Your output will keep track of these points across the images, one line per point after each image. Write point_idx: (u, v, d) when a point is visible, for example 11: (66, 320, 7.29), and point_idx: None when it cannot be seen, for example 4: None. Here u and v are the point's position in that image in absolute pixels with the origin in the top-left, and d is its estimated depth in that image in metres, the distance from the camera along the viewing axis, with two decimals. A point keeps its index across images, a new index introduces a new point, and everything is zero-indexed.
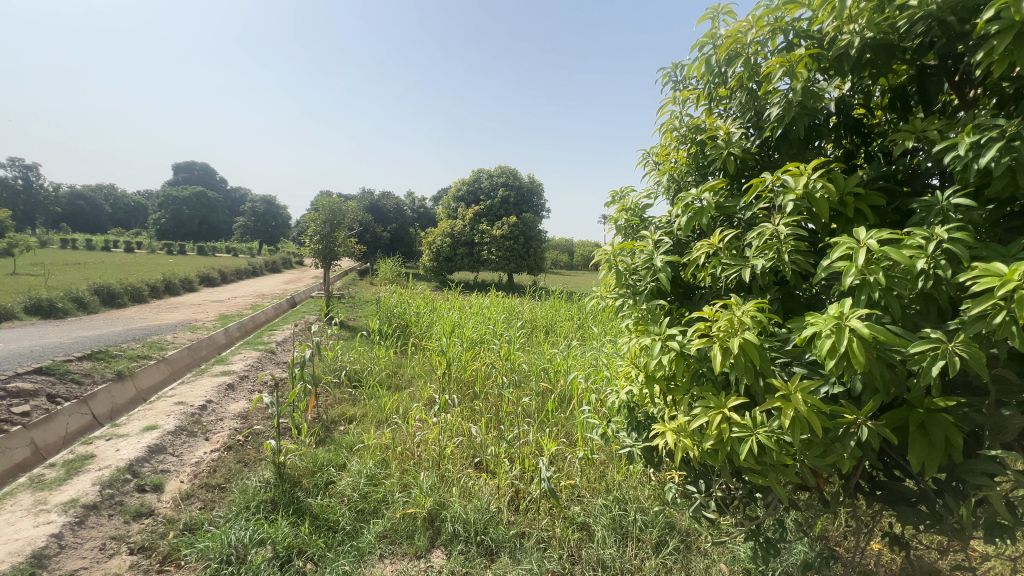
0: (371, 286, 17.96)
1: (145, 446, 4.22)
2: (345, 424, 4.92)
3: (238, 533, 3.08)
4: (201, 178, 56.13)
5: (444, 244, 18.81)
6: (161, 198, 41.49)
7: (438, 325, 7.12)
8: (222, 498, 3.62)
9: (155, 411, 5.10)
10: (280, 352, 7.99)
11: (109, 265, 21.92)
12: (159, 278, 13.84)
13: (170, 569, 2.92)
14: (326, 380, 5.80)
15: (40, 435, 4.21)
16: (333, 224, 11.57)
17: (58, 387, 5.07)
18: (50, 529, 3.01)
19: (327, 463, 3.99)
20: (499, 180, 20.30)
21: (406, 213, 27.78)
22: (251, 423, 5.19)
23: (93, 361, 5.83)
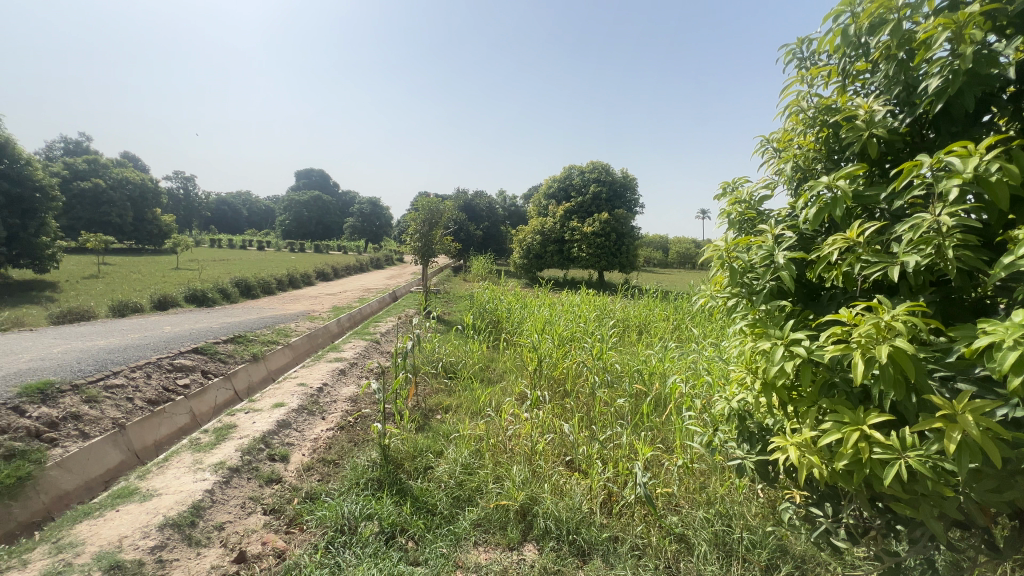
0: (464, 282, 18.69)
1: (275, 421, 4.79)
2: (442, 413, 5.18)
3: (351, 506, 3.37)
4: (319, 183, 62.43)
5: (535, 242, 18.98)
6: (285, 202, 46.88)
7: (528, 320, 7.21)
8: (336, 473, 3.99)
9: (283, 390, 5.76)
10: (385, 341, 8.62)
11: (247, 261, 25.29)
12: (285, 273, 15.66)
13: (295, 531, 3.28)
14: (424, 370, 6.15)
15: (196, 405, 5.08)
16: (431, 222, 12.20)
17: (210, 364, 5.96)
18: (205, 485, 3.53)
19: (426, 449, 4.21)
20: (591, 176, 19.94)
21: (498, 211, 28.43)
22: (360, 406, 5.69)
23: (235, 344, 6.75)
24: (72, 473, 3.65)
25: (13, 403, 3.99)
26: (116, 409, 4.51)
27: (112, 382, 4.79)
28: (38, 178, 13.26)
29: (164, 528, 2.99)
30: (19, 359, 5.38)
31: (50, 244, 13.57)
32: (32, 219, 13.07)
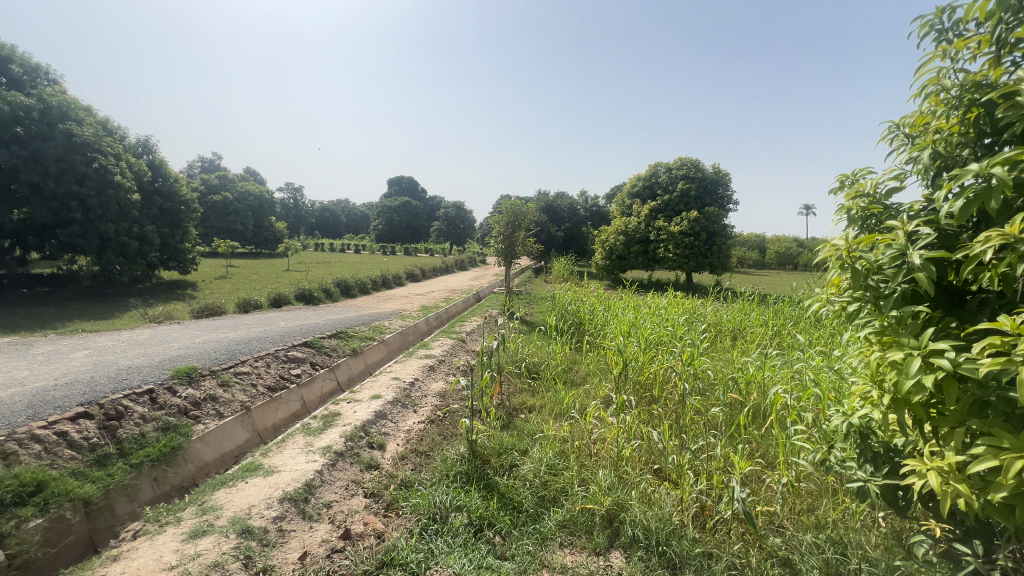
0: (546, 283, 18.77)
1: (373, 411, 5.16)
2: (526, 413, 5.25)
3: (442, 496, 3.54)
4: (409, 189, 66.20)
5: (618, 243, 18.59)
6: (379, 208, 50.30)
7: (612, 323, 7.06)
8: (428, 465, 4.22)
9: (379, 382, 6.18)
10: (470, 340, 8.92)
11: (347, 263, 27.60)
12: (379, 275, 16.83)
13: (392, 515, 3.52)
14: (508, 369, 6.28)
15: (306, 393, 5.66)
16: (515, 224, 12.37)
17: (317, 356, 6.58)
18: (315, 466, 3.90)
19: (512, 447, 4.29)
20: (679, 172, 18.97)
21: (580, 212, 28.17)
22: (449, 402, 5.95)
23: (337, 339, 7.38)
24: (211, 446, 4.27)
25: (167, 383, 4.71)
26: (243, 392, 5.16)
27: (240, 369, 5.48)
28: (183, 195, 15.53)
29: (283, 501, 3.36)
30: (171, 347, 6.32)
31: (190, 249, 15.76)
32: (179, 228, 15.33)
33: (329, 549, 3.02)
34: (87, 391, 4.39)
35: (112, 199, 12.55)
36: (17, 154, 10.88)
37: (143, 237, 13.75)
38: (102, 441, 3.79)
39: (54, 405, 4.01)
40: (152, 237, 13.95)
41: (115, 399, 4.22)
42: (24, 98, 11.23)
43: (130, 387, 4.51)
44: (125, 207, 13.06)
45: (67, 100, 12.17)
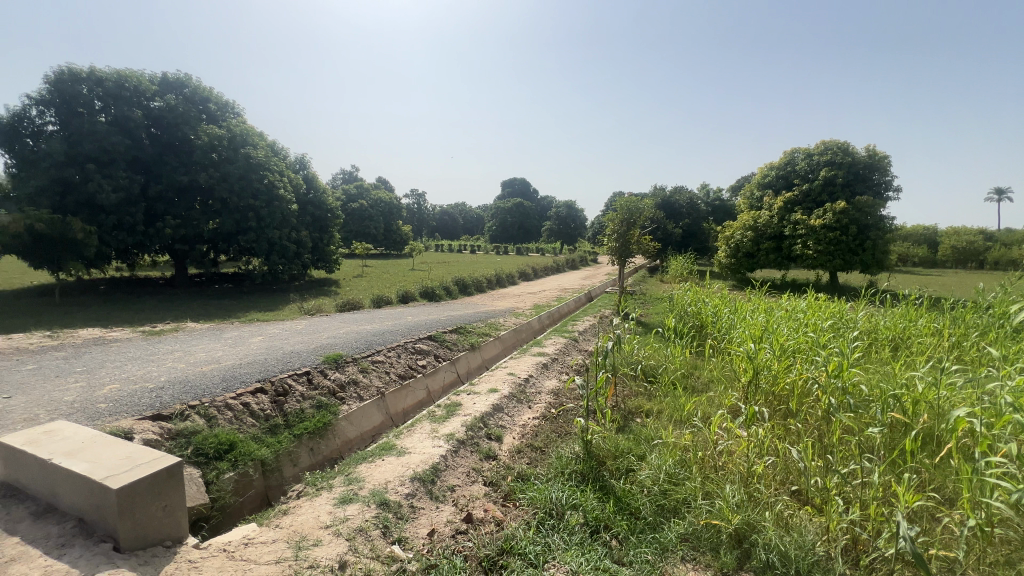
0: (662, 283, 17.91)
1: (491, 403, 5.38)
2: (643, 417, 5.08)
3: (558, 493, 3.57)
4: (521, 190, 67.75)
5: (745, 239, 17.21)
6: (493, 210, 52.36)
7: (740, 325, 6.47)
8: (543, 460, 4.29)
9: (495, 376, 6.42)
10: (582, 340, 8.85)
11: (464, 263, 29.26)
12: (494, 273, 17.56)
13: (510, 505, 3.65)
14: (623, 372, 6.11)
15: (430, 384, 6.17)
16: (630, 222, 11.96)
17: (440, 349, 7.09)
18: (440, 450, 4.19)
19: (628, 451, 4.15)
20: (821, 158, 16.61)
21: (701, 207, 26.39)
22: (563, 401, 5.97)
23: (458, 334, 7.85)
24: (353, 424, 4.87)
25: (319, 367, 5.44)
26: (378, 378, 5.76)
27: (376, 358, 6.12)
28: (330, 205, 17.70)
29: (414, 480, 3.66)
30: (321, 336, 7.29)
31: (335, 251, 17.96)
32: (326, 233, 17.57)
33: (454, 530, 3.23)
34: (262, 370, 5.25)
35: (277, 210, 14.83)
36: (213, 176, 13.53)
37: (299, 241, 16.04)
38: (273, 413, 4.52)
39: (239, 380, 4.87)
40: (306, 241, 16.18)
41: (282, 378, 5.00)
42: (218, 130, 13.94)
43: (292, 369, 5.29)
44: (286, 216, 15.33)
45: (247, 128, 14.76)
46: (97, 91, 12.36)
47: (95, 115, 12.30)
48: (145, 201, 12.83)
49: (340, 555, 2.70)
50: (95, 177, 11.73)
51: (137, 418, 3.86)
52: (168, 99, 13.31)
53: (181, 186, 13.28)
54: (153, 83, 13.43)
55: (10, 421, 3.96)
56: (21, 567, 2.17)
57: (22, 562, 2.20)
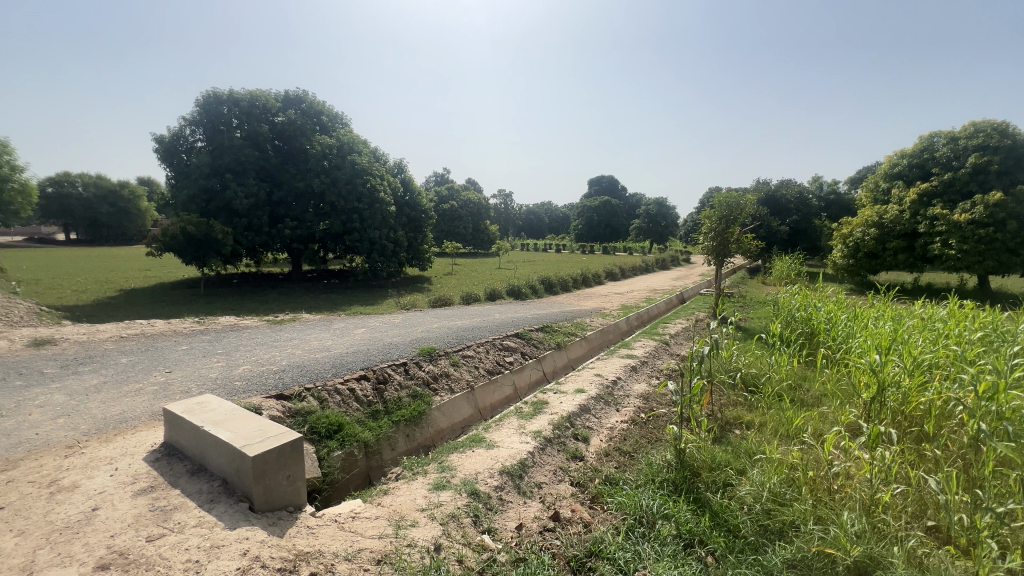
0: (764, 286, 16.49)
1: (578, 404, 5.32)
2: (742, 430, 4.73)
3: (649, 500, 3.45)
4: (609, 188, 66.11)
5: (867, 237, 15.27)
6: (579, 209, 51.79)
7: (863, 334, 5.73)
8: (632, 466, 4.18)
9: (582, 376, 6.34)
10: (674, 344, 8.44)
11: (550, 262, 29.29)
12: (581, 273, 17.35)
13: (597, 508, 3.61)
14: (720, 379, 5.73)
15: (517, 380, 6.29)
16: (729, 219, 11.15)
17: (527, 347, 7.19)
18: (528, 446, 4.24)
19: (726, 464, 3.88)
20: (970, 142, 14.20)
21: (812, 202, 23.84)
22: (653, 406, 5.75)
23: (544, 333, 7.89)
24: (445, 415, 5.13)
25: (415, 358, 5.78)
26: (468, 372, 5.98)
27: (467, 352, 6.36)
28: (425, 206, 18.60)
29: (502, 474, 3.75)
30: (417, 330, 7.73)
31: (428, 249, 18.87)
32: (421, 233, 18.51)
33: (541, 526, 3.26)
34: (365, 359, 5.68)
35: (378, 212, 15.94)
36: (324, 181, 14.95)
37: (397, 240, 16.99)
38: (375, 399, 4.90)
39: (347, 367, 5.32)
40: (403, 240, 17.21)
41: (383, 367, 5.39)
42: (329, 139, 15.37)
43: (392, 359, 5.67)
44: (386, 217, 16.41)
45: (354, 136, 16.07)
46: (235, 110, 14.40)
47: (233, 131, 14.34)
48: (269, 206, 14.56)
49: (434, 538, 2.84)
50: (231, 185, 13.62)
51: (265, 396, 4.38)
52: (290, 114, 14.93)
53: (298, 191, 14.84)
54: (277, 101, 15.20)
55: (171, 392, 4.71)
56: (181, 516, 2.57)
57: (181, 512, 2.60)
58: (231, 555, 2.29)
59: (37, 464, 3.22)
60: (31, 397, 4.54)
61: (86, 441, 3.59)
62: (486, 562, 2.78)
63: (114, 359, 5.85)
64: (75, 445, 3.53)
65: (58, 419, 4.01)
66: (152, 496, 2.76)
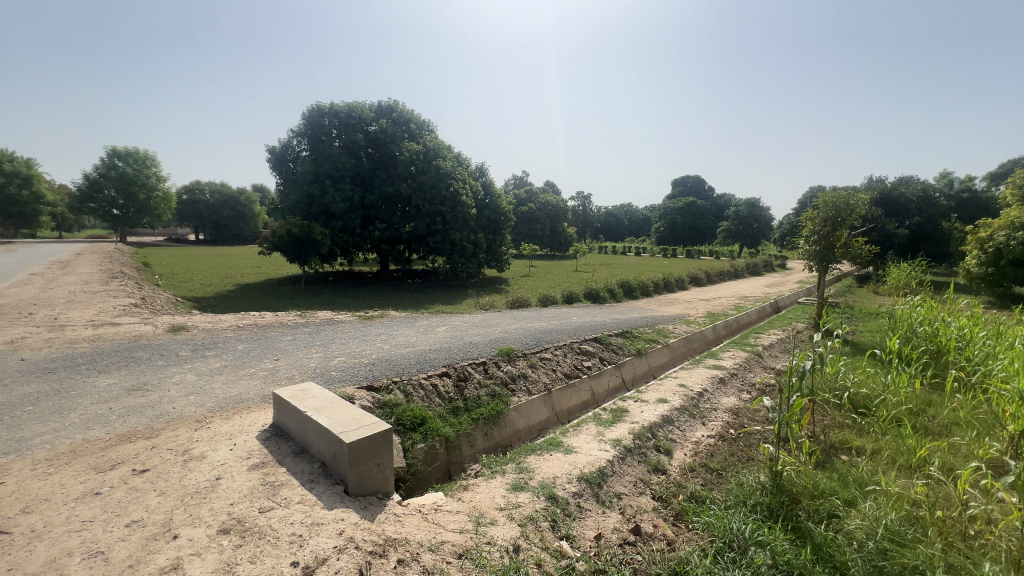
0: (877, 296, 14.70)
1: (661, 414, 5.08)
2: (850, 457, 4.25)
3: (739, 523, 3.20)
4: (694, 189, 62.81)
5: (1012, 242, 12.97)
6: (662, 211, 49.75)
7: (1008, 356, 4.88)
8: (720, 485, 3.92)
9: (664, 385, 6.07)
10: (768, 357, 7.77)
11: (630, 266, 28.46)
12: (662, 277, 16.64)
13: (681, 526, 3.43)
14: (824, 398, 5.19)
15: (594, 386, 6.18)
16: (837, 221, 10.07)
17: (605, 352, 7.02)
18: (606, 455, 4.12)
19: (831, 493, 3.49)
20: None
21: (940, 201, 20.82)
22: (744, 423, 5.34)
23: (624, 338, 7.66)
24: (522, 416, 5.17)
25: (494, 358, 5.86)
26: (546, 375, 5.96)
27: (544, 355, 6.35)
28: (504, 209, 18.83)
29: (581, 480, 3.68)
30: (495, 330, 7.87)
31: (506, 251, 19.13)
32: (499, 235, 18.79)
33: (621, 539, 3.16)
34: (447, 356, 5.88)
35: (460, 214, 16.39)
36: (411, 186, 15.75)
37: (477, 242, 17.25)
38: (456, 396, 5.06)
39: (430, 363, 5.53)
40: (483, 242, 17.55)
41: (463, 365, 5.55)
42: (416, 146, 16.18)
43: (472, 357, 5.81)
44: (467, 220, 16.86)
45: (439, 142, 16.76)
46: (334, 122, 15.75)
47: (333, 141, 15.67)
48: (362, 209, 15.66)
49: (513, 539, 2.86)
50: (329, 191, 14.86)
51: (356, 386, 4.70)
52: (381, 123, 15.97)
53: (388, 195, 15.80)
54: (371, 111, 16.35)
55: (278, 378, 5.21)
56: (287, 492, 2.82)
57: (288, 488, 2.86)
58: (328, 533, 2.47)
59: (174, 434, 3.72)
60: (169, 375, 5.26)
61: (210, 417, 4.08)
62: (564, 569, 2.74)
63: (233, 345, 6.60)
64: (202, 420, 4.02)
65: (189, 396, 4.60)
66: (263, 471, 3.07)
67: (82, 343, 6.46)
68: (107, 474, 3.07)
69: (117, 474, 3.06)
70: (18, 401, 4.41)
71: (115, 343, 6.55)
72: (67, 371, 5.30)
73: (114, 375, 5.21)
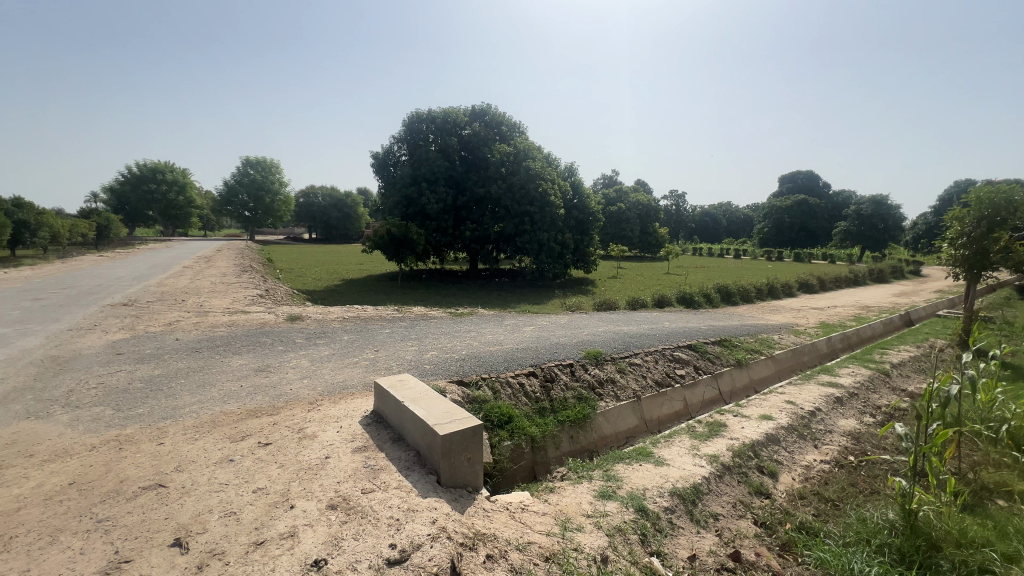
0: None
1: (765, 432, 4.64)
2: (1010, 503, 3.55)
3: (861, 563, 2.82)
4: (806, 185, 56.87)
5: None
6: (767, 209, 45.65)
7: None
8: (837, 518, 3.51)
9: (769, 401, 5.55)
10: (897, 377, 6.77)
11: (728, 269, 26.45)
12: (766, 282, 15.25)
13: (788, 558, 3.13)
14: (974, 430, 4.39)
15: (688, 396, 5.83)
16: (996, 220, 8.47)
17: (701, 361, 6.59)
18: (702, 471, 3.86)
19: (985, 544, 2.90)
20: None
21: None
22: (867, 450, 4.73)
23: (722, 347, 7.14)
24: (610, 422, 5.04)
25: (582, 361, 5.78)
26: (635, 381, 5.74)
27: (634, 360, 6.12)
28: (593, 209, 18.42)
29: (674, 495, 3.48)
30: (582, 332, 7.76)
31: (593, 252, 18.73)
32: (587, 235, 18.47)
33: (718, 564, 2.96)
34: (533, 356, 5.90)
35: (548, 215, 16.15)
36: (501, 187, 16.05)
37: (564, 242, 17.01)
38: (542, 396, 5.06)
39: (517, 362, 5.59)
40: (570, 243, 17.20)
41: (550, 365, 5.54)
42: (507, 147, 16.47)
43: (559, 358, 5.77)
44: (555, 220, 16.66)
45: (529, 143, 16.89)
46: (431, 127, 16.68)
47: (429, 145, 16.58)
48: (455, 210, 16.33)
49: (601, 548, 2.79)
50: (425, 192, 15.71)
51: (448, 380, 4.89)
52: (475, 126, 16.56)
53: (479, 196, 16.30)
54: (466, 116, 17.04)
55: (377, 368, 5.60)
56: (386, 477, 3.01)
57: (386, 473, 3.05)
58: (422, 520, 2.58)
59: (291, 413, 4.15)
60: (288, 360, 5.89)
61: (321, 400, 4.50)
62: None
63: (340, 336, 7.22)
64: (314, 402, 4.44)
65: (304, 380, 5.11)
66: (365, 454, 3.30)
67: (221, 327, 7.48)
68: (239, 443, 3.51)
69: (247, 444, 3.49)
70: (174, 374, 5.22)
71: (246, 328, 7.49)
72: (209, 351, 6.16)
73: (245, 357, 5.96)
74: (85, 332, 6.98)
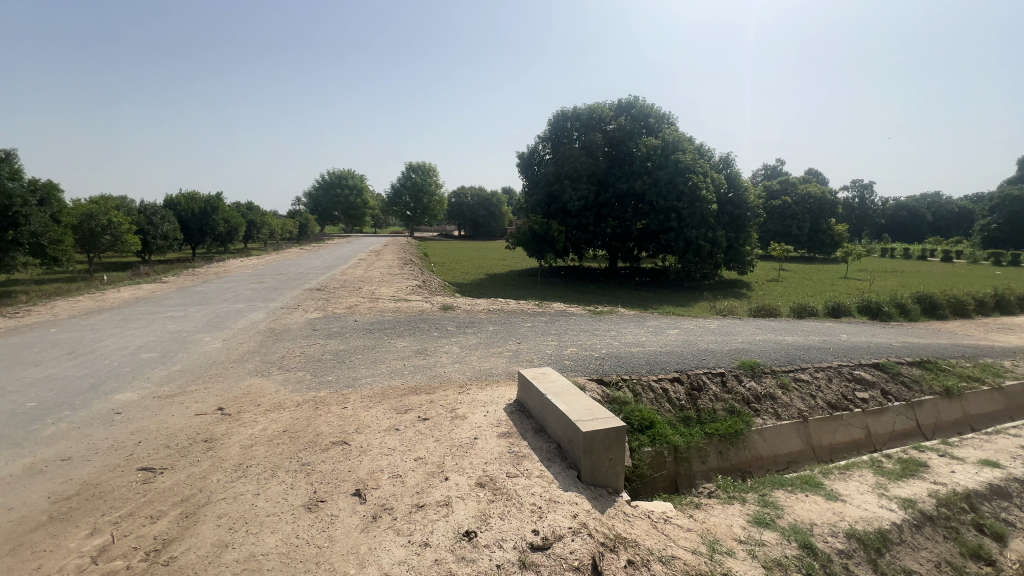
0: None
1: (987, 482, 3.67)
2: None
3: None
4: None
5: None
6: (997, 200, 35.88)
7: None
8: None
9: (993, 444, 4.37)
10: None
11: (935, 275, 21.39)
12: (992, 293, 11.99)
13: None
14: None
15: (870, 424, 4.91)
16: None
17: (891, 385, 5.46)
18: (891, 514, 3.22)
19: None
20: None
21: None
22: None
23: (923, 370, 5.83)
24: (766, 443, 4.51)
25: (735, 371, 5.25)
26: (801, 400, 5.02)
27: (800, 375, 5.35)
28: (751, 203, 16.52)
29: (851, 537, 2.97)
30: (736, 340, 7.05)
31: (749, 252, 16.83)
32: (743, 233, 16.67)
33: None
34: (678, 360, 5.56)
35: (697, 211, 14.70)
36: (646, 182, 15.37)
37: (716, 240, 15.46)
38: (687, 405, 4.74)
39: (660, 365, 5.31)
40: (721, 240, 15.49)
41: (698, 372, 5.15)
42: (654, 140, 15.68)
43: (708, 366, 5.33)
44: (706, 216, 14.99)
45: (679, 134, 15.74)
46: (576, 124, 16.78)
47: (573, 143, 16.71)
48: (596, 207, 16.15)
49: None
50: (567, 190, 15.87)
51: (587, 377, 4.89)
52: (620, 121, 16.17)
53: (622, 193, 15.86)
54: (611, 110, 16.74)
55: (519, 360, 5.85)
56: (529, 464, 3.13)
57: (529, 461, 3.17)
58: (564, 513, 2.63)
59: (445, 393, 4.58)
60: (442, 345, 6.51)
61: (470, 384, 4.87)
62: None
63: (486, 326, 7.73)
64: (463, 386, 4.83)
65: (455, 365, 5.59)
66: (509, 440, 3.48)
67: (388, 312, 8.60)
68: (403, 415, 4.00)
69: (409, 417, 3.95)
70: (354, 350, 6.17)
71: (407, 314, 8.48)
72: (380, 332, 7.13)
73: (407, 340, 6.76)
74: (292, 310, 8.65)
